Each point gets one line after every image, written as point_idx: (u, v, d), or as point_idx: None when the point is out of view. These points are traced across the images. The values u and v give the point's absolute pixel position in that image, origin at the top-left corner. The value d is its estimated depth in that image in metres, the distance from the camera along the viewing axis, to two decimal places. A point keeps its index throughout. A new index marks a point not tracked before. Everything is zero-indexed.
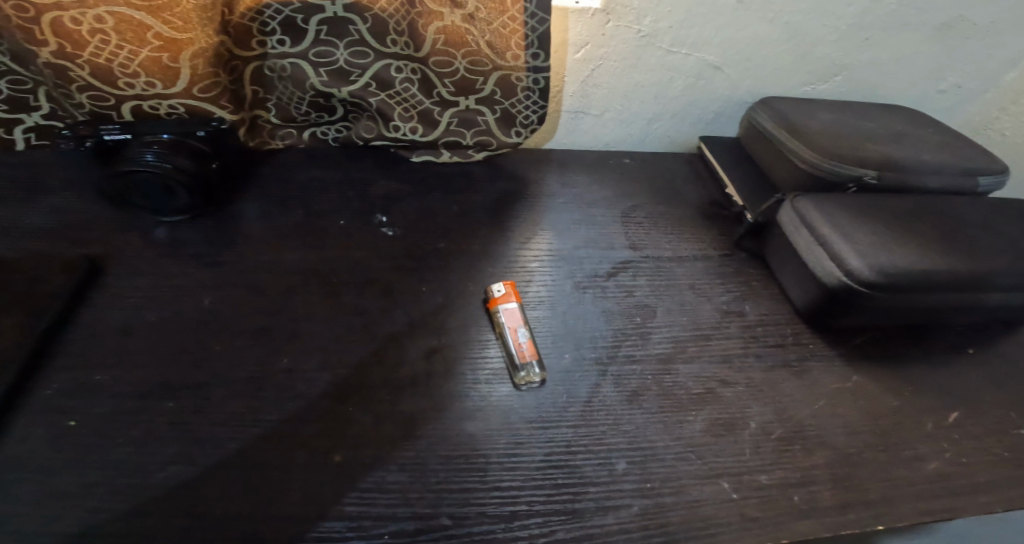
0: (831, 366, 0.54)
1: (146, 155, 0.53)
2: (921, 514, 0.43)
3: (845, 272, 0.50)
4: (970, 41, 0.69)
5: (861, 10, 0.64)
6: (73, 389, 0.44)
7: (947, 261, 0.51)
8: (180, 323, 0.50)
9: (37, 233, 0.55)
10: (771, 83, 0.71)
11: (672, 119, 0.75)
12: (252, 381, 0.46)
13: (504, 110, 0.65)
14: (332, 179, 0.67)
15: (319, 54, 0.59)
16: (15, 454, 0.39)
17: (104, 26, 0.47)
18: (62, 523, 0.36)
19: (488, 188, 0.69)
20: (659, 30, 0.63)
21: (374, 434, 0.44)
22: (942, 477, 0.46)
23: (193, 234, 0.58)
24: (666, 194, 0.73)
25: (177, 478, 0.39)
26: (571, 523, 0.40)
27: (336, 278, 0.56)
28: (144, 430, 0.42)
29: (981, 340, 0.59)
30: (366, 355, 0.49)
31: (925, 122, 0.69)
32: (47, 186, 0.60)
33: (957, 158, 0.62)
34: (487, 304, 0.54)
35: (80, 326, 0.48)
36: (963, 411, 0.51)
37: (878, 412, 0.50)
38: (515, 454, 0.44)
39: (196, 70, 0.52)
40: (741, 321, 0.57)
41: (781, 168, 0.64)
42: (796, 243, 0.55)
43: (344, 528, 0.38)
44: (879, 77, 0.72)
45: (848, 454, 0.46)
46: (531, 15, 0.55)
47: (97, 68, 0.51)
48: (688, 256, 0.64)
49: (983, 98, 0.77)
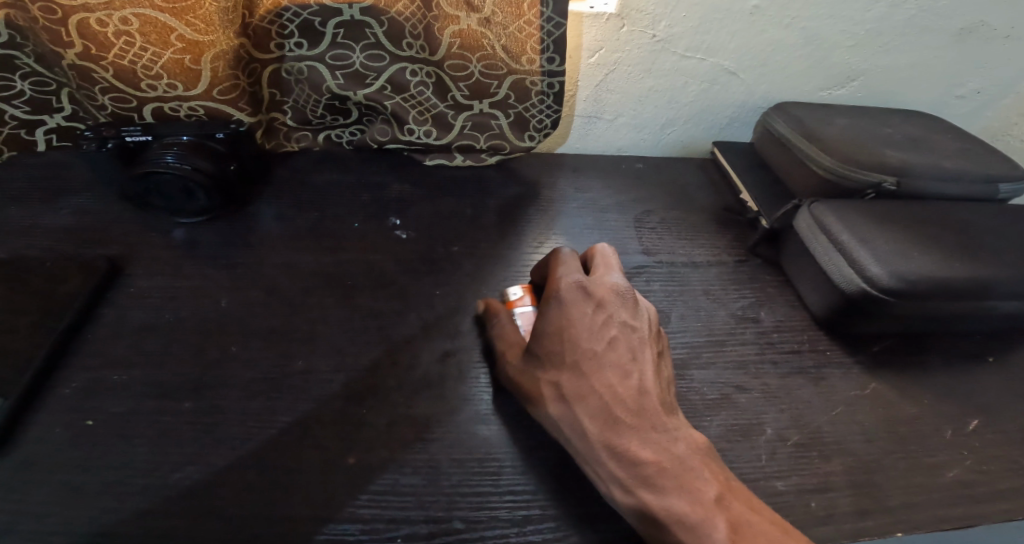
0: (848, 373, 0.53)
1: (167, 156, 0.53)
2: (941, 521, 0.42)
3: (864, 278, 0.49)
4: (989, 47, 0.69)
5: (880, 15, 0.64)
6: (92, 388, 0.44)
7: (967, 269, 0.50)
8: (197, 324, 0.50)
9: (58, 233, 0.56)
10: (786, 89, 0.71)
11: (686, 125, 0.75)
12: (267, 382, 0.46)
13: (517, 114, 0.66)
14: (347, 181, 0.68)
15: (336, 57, 0.60)
16: (34, 453, 0.40)
17: (130, 28, 0.48)
18: (78, 522, 0.37)
19: (501, 192, 0.70)
20: (674, 35, 0.63)
21: (388, 436, 0.44)
22: (963, 485, 0.45)
23: (210, 236, 0.59)
24: (679, 199, 0.72)
25: (193, 479, 0.40)
26: (585, 528, 0.40)
27: (350, 279, 0.56)
28: (161, 429, 0.42)
29: (1000, 348, 0.58)
30: (380, 357, 0.49)
31: (943, 128, 0.68)
32: (69, 187, 0.61)
33: (977, 165, 0.61)
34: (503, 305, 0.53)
35: (98, 326, 0.49)
36: (982, 419, 0.51)
37: (897, 419, 0.49)
38: (528, 458, 0.44)
39: (216, 72, 0.52)
40: (756, 327, 0.57)
41: (797, 173, 0.63)
42: (813, 249, 0.55)
43: (358, 530, 0.38)
44: (896, 83, 0.72)
45: (867, 462, 0.46)
46: (548, 19, 0.55)
47: (122, 70, 0.51)
48: (702, 261, 0.64)
49: (1002, 104, 0.76)
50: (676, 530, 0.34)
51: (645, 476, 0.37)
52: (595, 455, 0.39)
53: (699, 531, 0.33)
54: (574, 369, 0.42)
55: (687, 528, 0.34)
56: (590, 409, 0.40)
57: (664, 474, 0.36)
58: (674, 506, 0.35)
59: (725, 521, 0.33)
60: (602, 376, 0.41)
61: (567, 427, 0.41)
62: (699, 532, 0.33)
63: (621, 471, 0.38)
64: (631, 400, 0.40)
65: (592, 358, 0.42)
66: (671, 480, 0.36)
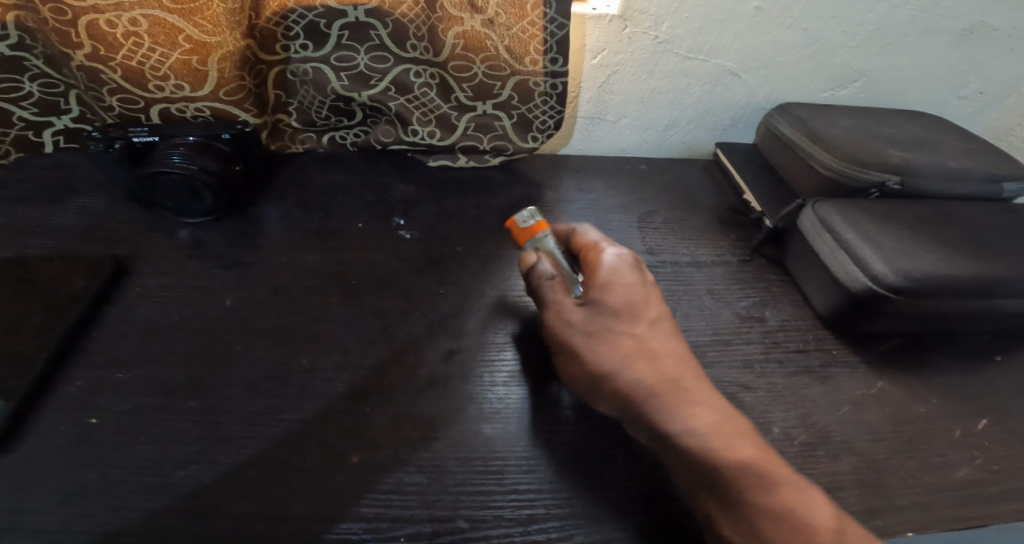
0: (854, 372, 0.53)
1: (173, 156, 0.53)
2: (952, 521, 0.42)
3: (869, 277, 0.49)
4: (993, 47, 0.69)
5: (881, 16, 0.64)
6: (96, 387, 0.44)
7: (973, 267, 0.50)
8: (201, 322, 0.50)
9: (65, 233, 0.56)
10: (788, 90, 0.71)
11: (689, 126, 0.75)
12: (271, 380, 0.46)
13: (521, 115, 0.66)
14: (351, 182, 0.68)
15: (340, 58, 0.60)
16: (38, 451, 0.40)
17: (138, 29, 0.49)
18: (82, 521, 0.37)
19: (505, 192, 0.70)
20: (676, 36, 0.63)
21: (392, 435, 0.43)
22: (973, 485, 0.45)
23: (215, 235, 0.59)
24: (683, 200, 0.72)
25: (198, 478, 0.39)
26: (590, 528, 0.40)
27: (355, 279, 0.56)
28: (165, 428, 0.42)
29: (1008, 348, 0.57)
30: (385, 356, 0.49)
31: (947, 129, 0.68)
32: (75, 188, 0.61)
33: (982, 164, 0.61)
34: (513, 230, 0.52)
35: (103, 325, 0.49)
36: (991, 418, 0.50)
37: (904, 418, 0.49)
38: (532, 456, 0.44)
39: (223, 73, 0.53)
40: (761, 327, 0.56)
41: (801, 174, 0.63)
42: (817, 248, 0.55)
43: (362, 530, 0.38)
44: (898, 83, 0.72)
45: (875, 461, 0.45)
46: (551, 20, 0.56)
47: (129, 71, 0.52)
48: (706, 261, 0.63)
49: (1005, 105, 0.76)
50: (768, 475, 0.35)
51: (736, 428, 0.38)
52: (678, 404, 0.39)
53: (786, 478, 0.36)
54: (652, 322, 0.44)
55: (775, 472, 0.36)
56: (675, 363, 0.42)
57: (740, 427, 0.38)
58: (760, 453, 0.37)
59: (806, 483, 0.36)
60: (670, 337, 0.44)
61: (653, 379, 0.40)
62: (787, 478, 0.36)
63: (715, 422, 0.38)
64: (693, 363, 0.43)
65: (662, 321, 0.45)
66: (746, 434, 0.38)
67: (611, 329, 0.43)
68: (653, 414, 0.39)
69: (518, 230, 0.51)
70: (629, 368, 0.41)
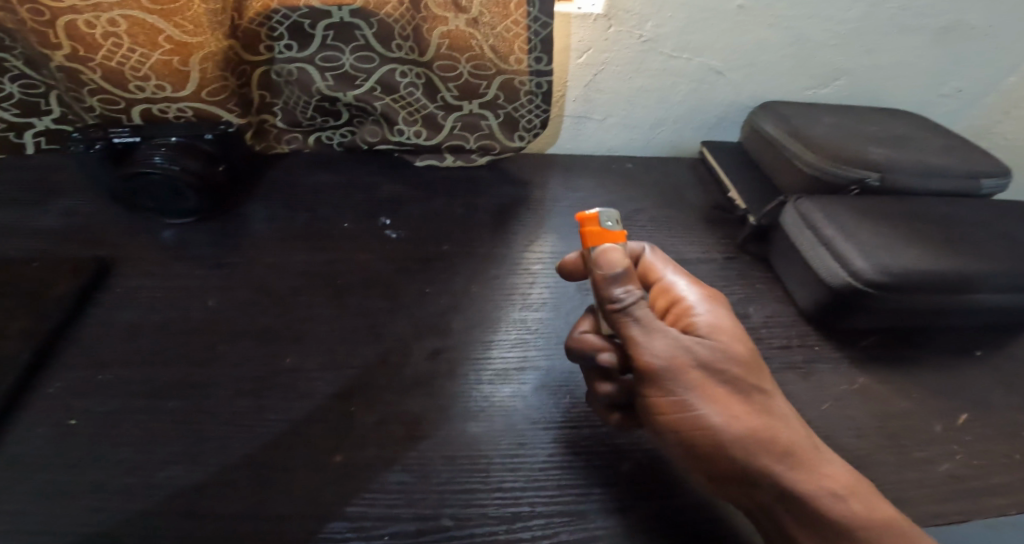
0: (837, 368, 0.53)
1: (155, 157, 0.53)
2: (934, 516, 0.43)
3: (850, 273, 0.50)
4: (971, 46, 0.70)
5: (862, 14, 0.65)
6: (77, 389, 0.44)
7: (951, 263, 0.50)
8: (185, 323, 0.50)
9: (46, 234, 0.56)
10: (772, 88, 0.72)
11: (675, 124, 0.75)
12: (255, 381, 0.46)
13: (507, 114, 0.66)
14: (337, 182, 0.68)
15: (325, 58, 0.60)
16: (17, 453, 0.40)
17: (118, 29, 0.48)
18: (62, 523, 0.36)
19: (492, 192, 0.70)
20: (661, 35, 0.64)
21: (378, 434, 0.44)
22: (954, 479, 0.45)
23: (200, 236, 0.59)
24: (669, 198, 0.73)
25: (180, 479, 0.39)
26: (574, 525, 0.40)
27: (341, 278, 0.56)
28: (147, 429, 0.42)
29: (989, 343, 0.58)
30: (370, 356, 0.49)
31: (928, 126, 0.68)
32: (57, 189, 0.61)
33: (962, 161, 0.62)
34: (586, 219, 0.43)
35: (85, 326, 0.48)
36: (971, 413, 0.51)
37: (886, 414, 0.50)
38: (517, 455, 0.44)
39: (205, 74, 0.53)
40: (745, 324, 0.57)
41: (785, 172, 0.64)
42: (800, 245, 0.55)
43: (346, 529, 0.38)
44: (881, 82, 0.73)
45: (857, 456, 0.46)
46: (534, 19, 0.56)
47: (109, 72, 0.52)
48: (691, 259, 0.64)
49: (985, 102, 0.77)
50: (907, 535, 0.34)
51: (858, 485, 0.36)
52: (810, 465, 0.36)
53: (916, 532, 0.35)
54: (761, 371, 0.40)
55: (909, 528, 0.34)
56: (789, 417, 0.38)
57: (863, 483, 0.37)
58: (890, 511, 0.35)
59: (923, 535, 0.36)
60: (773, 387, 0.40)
61: (778, 436, 0.36)
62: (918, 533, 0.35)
63: (843, 482, 0.36)
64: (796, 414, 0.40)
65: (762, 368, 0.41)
66: (870, 490, 0.36)
67: (723, 378, 0.38)
68: (783, 476, 0.35)
69: (595, 228, 0.42)
70: (749, 422, 0.36)
